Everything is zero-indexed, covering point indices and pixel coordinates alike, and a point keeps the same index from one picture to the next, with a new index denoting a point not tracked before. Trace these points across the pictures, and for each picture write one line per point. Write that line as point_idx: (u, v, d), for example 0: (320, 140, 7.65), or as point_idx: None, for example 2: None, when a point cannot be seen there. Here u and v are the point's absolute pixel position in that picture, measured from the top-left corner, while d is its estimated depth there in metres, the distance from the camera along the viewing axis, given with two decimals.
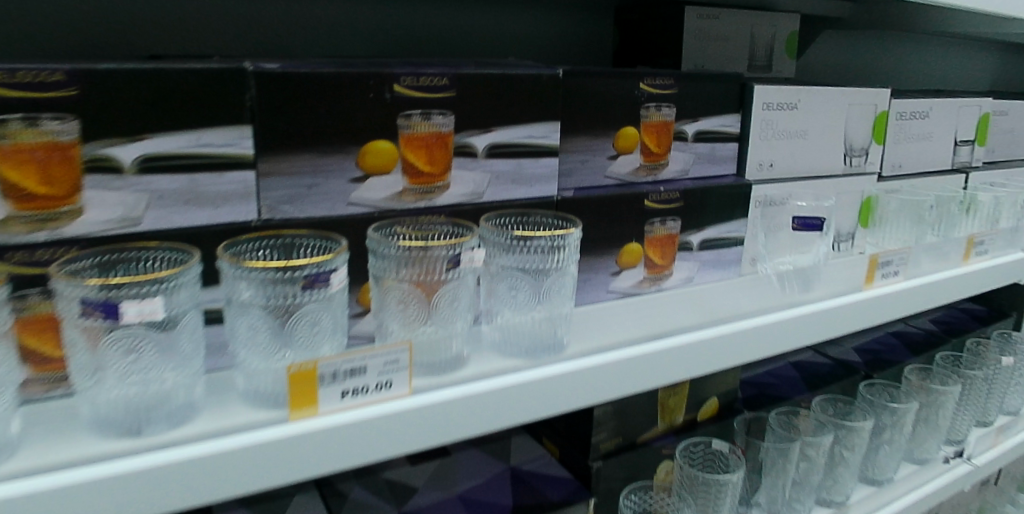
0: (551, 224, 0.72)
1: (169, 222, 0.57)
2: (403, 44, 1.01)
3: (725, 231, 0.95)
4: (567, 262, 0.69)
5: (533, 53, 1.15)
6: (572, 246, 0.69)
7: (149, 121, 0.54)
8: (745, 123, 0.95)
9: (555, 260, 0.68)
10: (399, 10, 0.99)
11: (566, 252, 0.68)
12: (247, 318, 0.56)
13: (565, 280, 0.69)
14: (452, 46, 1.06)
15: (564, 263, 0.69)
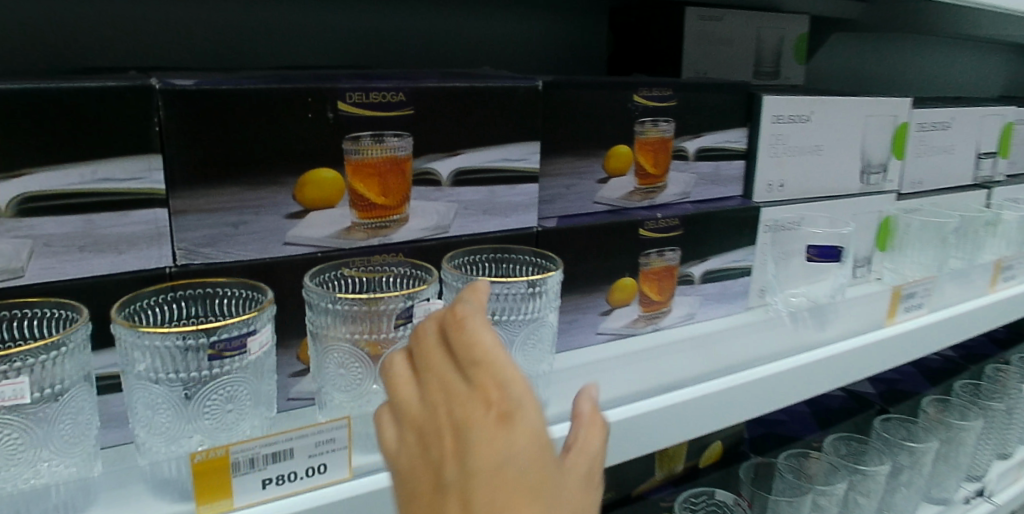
0: (528, 264, 0.63)
1: (61, 273, 0.46)
2: (367, 48, 0.90)
3: (730, 260, 0.85)
4: (545, 309, 0.60)
5: (519, 61, 1.05)
6: (551, 292, 0.59)
7: (27, 153, 0.43)
8: (752, 139, 0.85)
9: (531, 307, 0.59)
10: (363, 10, 0.88)
11: (543, 299, 0.59)
12: (144, 394, 0.44)
13: (543, 330, 0.60)
14: (424, 51, 0.95)
15: (541, 310, 0.59)
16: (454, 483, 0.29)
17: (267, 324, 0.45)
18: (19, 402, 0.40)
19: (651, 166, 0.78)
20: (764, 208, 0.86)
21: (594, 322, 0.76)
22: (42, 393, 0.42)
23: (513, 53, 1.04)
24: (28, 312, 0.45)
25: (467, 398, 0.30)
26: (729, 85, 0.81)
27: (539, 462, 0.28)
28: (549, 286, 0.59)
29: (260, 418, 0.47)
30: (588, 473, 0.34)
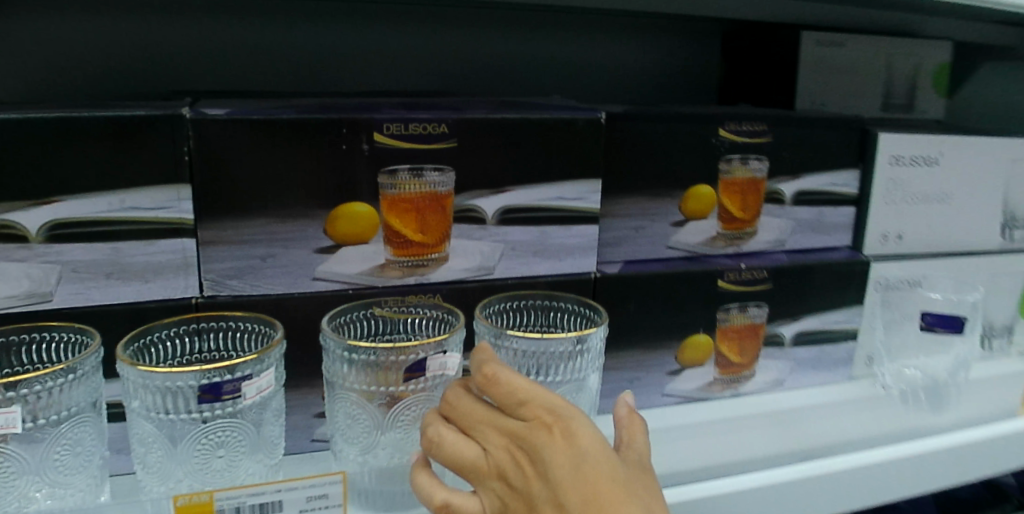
0: (574, 313, 0.57)
1: (87, 298, 0.46)
2: (446, 75, 0.89)
3: (829, 321, 0.73)
4: (587, 367, 0.54)
5: (611, 88, 0.99)
6: (596, 347, 0.54)
7: (58, 181, 0.43)
8: (865, 182, 0.73)
9: (574, 366, 0.53)
10: (444, 35, 0.87)
11: (587, 356, 0.53)
12: (137, 431, 0.42)
13: (585, 390, 0.54)
14: (506, 79, 0.92)
15: (584, 368, 0.54)
16: (547, 491, 0.40)
17: (265, 368, 0.42)
18: (8, 433, 0.38)
19: (737, 210, 0.69)
20: (878, 263, 0.73)
21: (660, 382, 0.68)
22: (39, 423, 0.40)
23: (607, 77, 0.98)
24: (48, 335, 0.44)
25: (528, 430, 0.42)
26: (837, 120, 0.71)
27: (597, 447, 0.41)
28: (594, 342, 0.53)
29: (256, 467, 0.44)
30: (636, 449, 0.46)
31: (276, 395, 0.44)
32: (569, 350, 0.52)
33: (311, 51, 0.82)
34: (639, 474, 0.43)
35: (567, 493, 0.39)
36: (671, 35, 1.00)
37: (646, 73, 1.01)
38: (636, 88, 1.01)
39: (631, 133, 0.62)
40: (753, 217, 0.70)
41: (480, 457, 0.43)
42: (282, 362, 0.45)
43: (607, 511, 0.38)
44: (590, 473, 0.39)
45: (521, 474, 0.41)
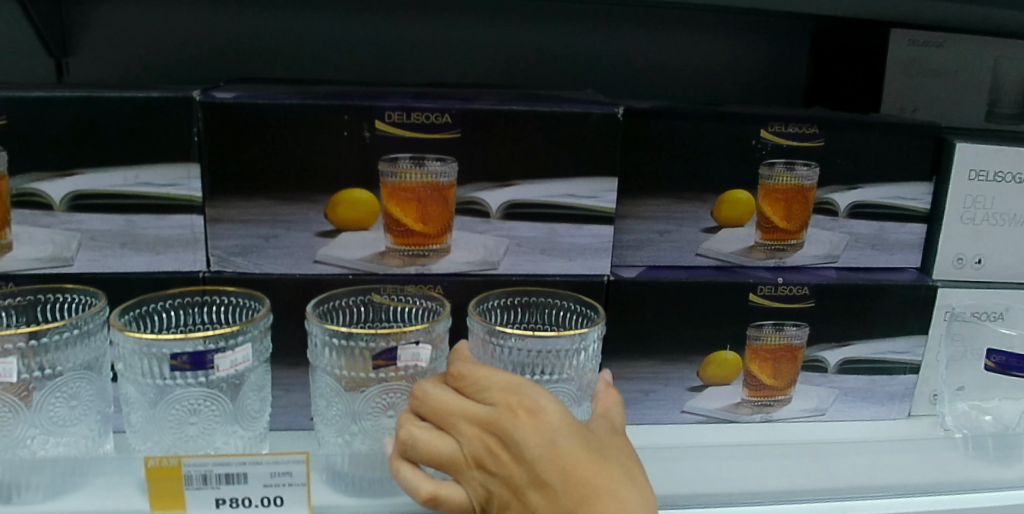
0: (573, 311, 0.54)
1: (103, 265, 0.51)
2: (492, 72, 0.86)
3: (882, 351, 0.66)
4: (587, 367, 0.50)
5: (682, 87, 0.90)
6: (595, 347, 0.50)
7: (79, 156, 0.48)
8: (938, 197, 0.65)
9: (573, 366, 0.50)
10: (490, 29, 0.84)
11: (587, 356, 0.50)
12: (126, 390, 0.46)
13: (586, 394, 0.51)
14: (556, 76, 0.87)
15: (583, 369, 0.50)
16: (526, 473, 0.38)
17: (241, 343, 0.44)
18: (7, 381, 0.44)
19: (780, 219, 0.63)
20: (945, 288, 0.65)
21: (679, 398, 0.64)
22: (41, 373, 0.45)
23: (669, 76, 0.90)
24: (59, 297, 0.49)
25: (497, 415, 0.40)
26: (905, 125, 0.63)
27: (569, 423, 0.39)
28: (592, 340, 0.50)
29: (231, 430, 0.47)
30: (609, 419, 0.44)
31: (255, 368, 0.47)
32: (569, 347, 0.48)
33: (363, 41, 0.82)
34: (615, 438, 0.42)
35: (546, 469, 0.37)
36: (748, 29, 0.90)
37: (725, 68, 0.91)
38: (712, 86, 0.91)
39: (656, 131, 0.58)
40: (800, 228, 0.64)
41: (456, 450, 0.41)
42: (266, 335, 0.48)
43: (586, 481, 0.37)
44: (564, 445, 0.38)
45: (497, 461, 0.39)
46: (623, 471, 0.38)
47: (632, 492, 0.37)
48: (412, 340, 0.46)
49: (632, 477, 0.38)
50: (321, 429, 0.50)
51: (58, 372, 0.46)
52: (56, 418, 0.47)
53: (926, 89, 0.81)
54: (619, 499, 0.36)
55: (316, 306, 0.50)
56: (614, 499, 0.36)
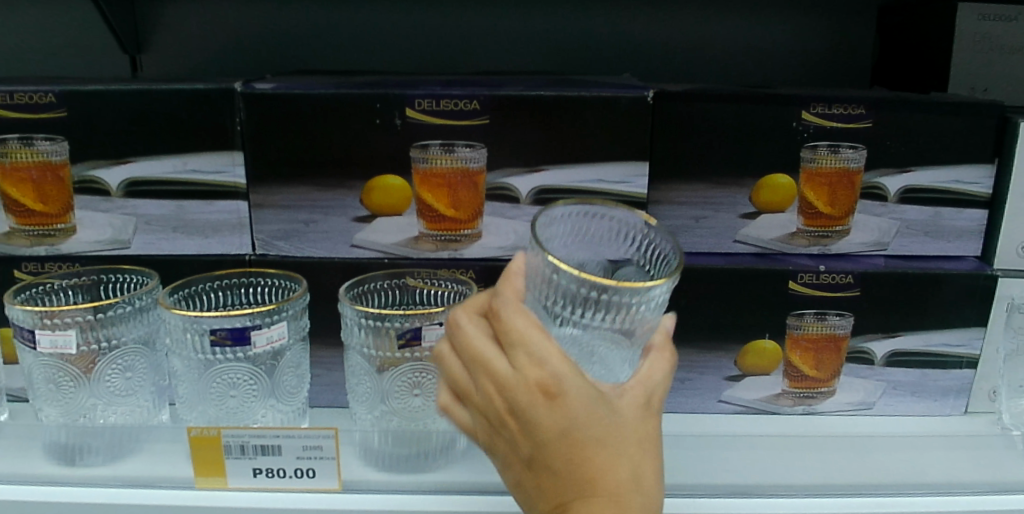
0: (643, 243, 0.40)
1: (157, 248, 0.55)
2: (532, 60, 0.84)
3: (937, 343, 0.62)
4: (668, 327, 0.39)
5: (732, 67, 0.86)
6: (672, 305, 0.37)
7: (134, 145, 0.52)
8: (1000, 182, 0.62)
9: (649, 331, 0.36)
10: (529, 17, 0.83)
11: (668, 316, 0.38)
12: (174, 362, 0.50)
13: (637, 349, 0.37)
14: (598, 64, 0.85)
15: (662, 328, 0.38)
16: (532, 449, 0.33)
17: (276, 322, 0.47)
18: (66, 352, 0.49)
19: (824, 204, 0.60)
20: (1007, 278, 0.60)
21: (715, 387, 0.63)
22: (99, 346, 0.50)
23: (717, 61, 0.85)
24: (118, 277, 0.54)
25: (515, 384, 0.33)
26: (963, 104, 0.59)
27: (593, 416, 0.32)
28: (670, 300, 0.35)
29: (270, 403, 0.50)
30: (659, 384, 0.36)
31: (291, 345, 0.50)
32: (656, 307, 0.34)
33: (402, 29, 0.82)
34: (650, 420, 0.35)
35: (552, 457, 0.33)
36: (804, 9, 0.84)
37: (780, 48, 0.86)
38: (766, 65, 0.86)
39: (691, 115, 0.57)
40: (846, 214, 0.61)
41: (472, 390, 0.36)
42: (302, 314, 0.51)
43: (586, 488, 0.32)
44: (577, 437, 0.32)
45: (506, 425, 0.34)
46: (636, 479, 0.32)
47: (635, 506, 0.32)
48: (437, 321, 0.48)
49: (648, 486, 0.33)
50: (355, 407, 0.53)
51: (116, 344, 0.51)
52: (112, 390, 0.51)
53: (1001, 69, 0.73)
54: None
55: (350, 287, 0.52)
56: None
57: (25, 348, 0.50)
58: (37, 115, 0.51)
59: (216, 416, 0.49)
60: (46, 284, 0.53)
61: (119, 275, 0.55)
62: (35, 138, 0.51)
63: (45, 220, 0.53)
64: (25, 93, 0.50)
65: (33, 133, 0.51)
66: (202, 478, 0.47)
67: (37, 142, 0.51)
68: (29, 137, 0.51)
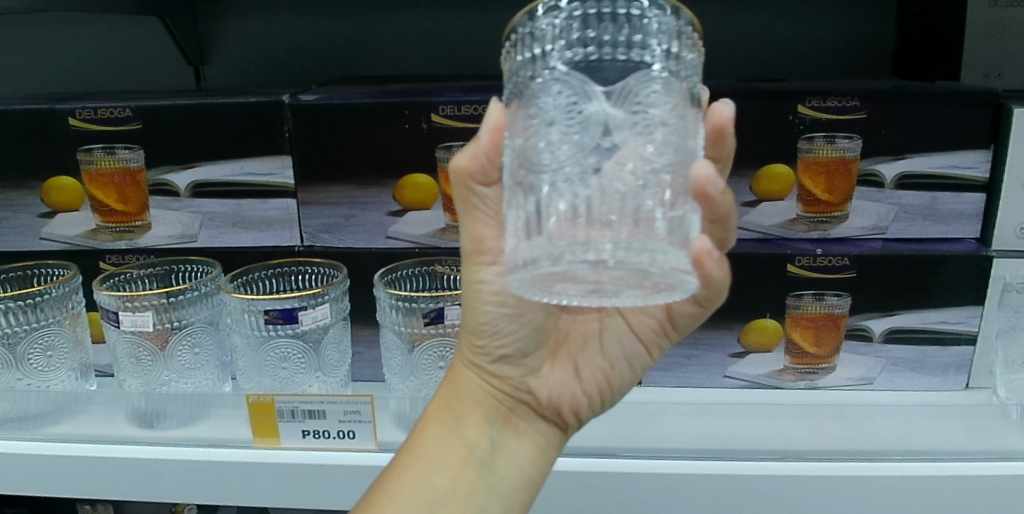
0: None
1: (219, 241, 0.63)
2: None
3: (934, 320, 0.66)
4: (652, 111, 0.30)
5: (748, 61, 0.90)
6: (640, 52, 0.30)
7: (199, 152, 0.60)
8: (997, 167, 0.64)
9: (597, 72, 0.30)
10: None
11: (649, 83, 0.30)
12: (234, 338, 0.58)
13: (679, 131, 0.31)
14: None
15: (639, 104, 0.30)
16: None
17: (320, 304, 0.55)
18: (144, 330, 0.57)
19: (823, 191, 0.64)
20: (1002, 259, 0.63)
21: (721, 363, 0.67)
22: (172, 325, 0.58)
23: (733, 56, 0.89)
24: (185, 267, 0.63)
25: None
26: (956, 94, 0.62)
27: None
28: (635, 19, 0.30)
29: (316, 375, 0.57)
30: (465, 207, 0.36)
31: (334, 323, 0.58)
32: (608, 20, 0.29)
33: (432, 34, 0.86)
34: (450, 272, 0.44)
35: None
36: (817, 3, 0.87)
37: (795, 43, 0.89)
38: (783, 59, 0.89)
39: None
40: (843, 200, 0.65)
41: None
42: (344, 297, 0.58)
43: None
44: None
45: None
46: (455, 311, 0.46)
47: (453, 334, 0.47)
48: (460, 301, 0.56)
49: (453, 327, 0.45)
50: (389, 379, 0.60)
51: (185, 324, 0.59)
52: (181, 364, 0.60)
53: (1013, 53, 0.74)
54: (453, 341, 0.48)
55: (384, 275, 0.60)
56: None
57: (110, 327, 0.58)
58: (117, 128, 0.59)
59: (271, 385, 0.57)
60: (126, 273, 0.61)
61: (185, 265, 0.63)
62: (116, 147, 0.59)
63: (126, 218, 0.61)
64: (107, 109, 0.58)
65: (114, 143, 0.59)
66: (259, 439, 0.55)
67: (118, 151, 0.59)
68: (112, 147, 0.59)
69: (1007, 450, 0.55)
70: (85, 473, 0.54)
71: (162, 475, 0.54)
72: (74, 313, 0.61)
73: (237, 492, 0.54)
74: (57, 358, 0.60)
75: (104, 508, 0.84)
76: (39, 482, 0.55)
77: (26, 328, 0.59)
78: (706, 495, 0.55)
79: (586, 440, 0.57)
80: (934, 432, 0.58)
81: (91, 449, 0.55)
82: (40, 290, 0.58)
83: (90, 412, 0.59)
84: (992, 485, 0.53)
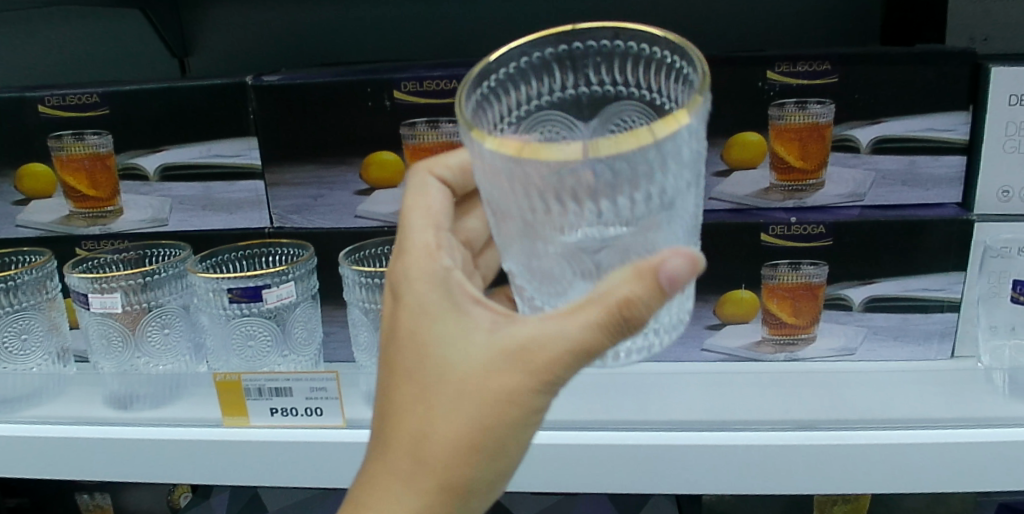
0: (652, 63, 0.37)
1: (191, 225, 0.63)
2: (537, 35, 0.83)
3: (915, 288, 0.64)
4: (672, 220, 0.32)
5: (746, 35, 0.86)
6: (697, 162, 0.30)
7: (166, 136, 0.60)
8: (977, 127, 0.62)
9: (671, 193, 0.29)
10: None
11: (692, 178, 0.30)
12: (203, 319, 0.59)
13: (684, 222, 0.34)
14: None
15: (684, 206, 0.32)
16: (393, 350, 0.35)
17: (285, 281, 0.56)
18: (113, 311, 0.59)
19: (796, 158, 0.63)
20: (983, 223, 0.62)
21: (698, 336, 0.67)
22: (144, 306, 0.60)
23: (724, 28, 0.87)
24: (155, 251, 0.64)
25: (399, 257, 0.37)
26: (934, 53, 0.60)
27: (454, 347, 0.33)
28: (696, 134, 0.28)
29: (285, 353, 0.58)
30: (591, 350, 0.30)
31: (301, 302, 0.58)
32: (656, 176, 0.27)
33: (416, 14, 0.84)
34: (497, 397, 0.32)
35: (400, 368, 0.34)
36: None
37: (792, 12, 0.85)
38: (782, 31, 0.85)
39: None
40: (819, 167, 0.63)
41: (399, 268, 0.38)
42: (311, 275, 0.58)
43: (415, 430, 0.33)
44: (418, 362, 0.34)
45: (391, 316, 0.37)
46: (465, 438, 0.33)
47: (444, 467, 0.33)
48: None
49: (476, 459, 0.33)
50: (360, 357, 0.60)
51: (157, 305, 0.61)
52: (151, 347, 0.62)
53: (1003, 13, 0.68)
54: (420, 470, 0.33)
55: (351, 254, 0.60)
56: (410, 464, 0.33)
57: (81, 310, 0.60)
58: (85, 114, 0.60)
59: (240, 364, 0.57)
60: (98, 258, 0.64)
61: (157, 249, 0.65)
62: (85, 133, 0.60)
63: (98, 204, 0.62)
64: (74, 95, 0.59)
65: (83, 129, 0.60)
66: (229, 417, 0.55)
67: (87, 137, 0.60)
68: (81, 133, 0.60)
69: (994, 417, 0.53)
70: (51, 454, 0.54)
71: (125, 456, 0.54)
72: (50, 298, 0.63)
73: (199, 474, 0.54)
74: (33, 341, 0.62)
75: (104, 499, 0.84)
76: (10, 460, 0.55)
77: (3, 312, 0.61)
78: (678, 473, 0.52)
79: (555, 415, 0.56)
80: (917, 406, 0.56)
81: (64, 429, 0.55)
82: (13, 274, 0.59)
83: (64, 395, 0.60)
84: (981, 453, 0.50)
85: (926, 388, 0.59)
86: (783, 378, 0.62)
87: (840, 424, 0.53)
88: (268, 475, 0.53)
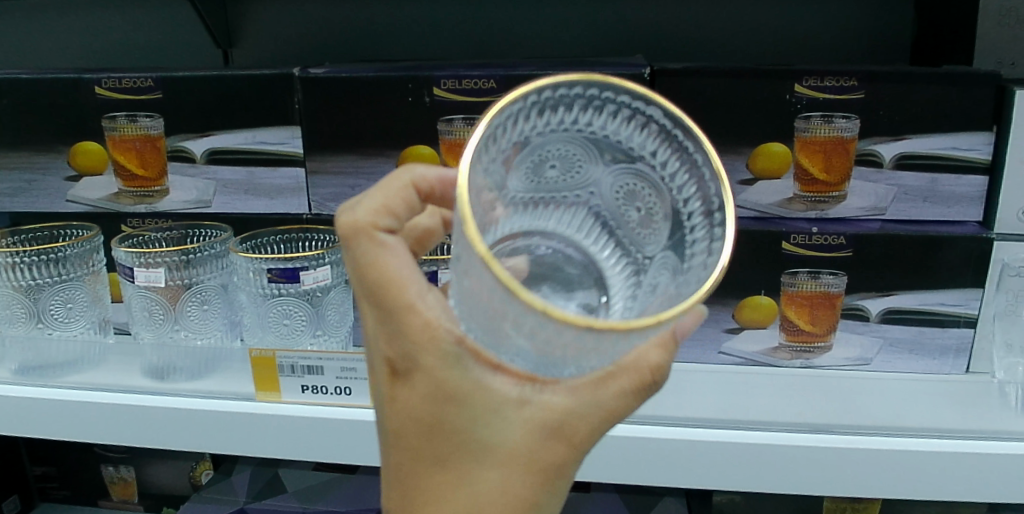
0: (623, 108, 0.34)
1: (233, 207, 0.66)
2: (574, 45, 0.85)
3: (934, 302, 0.66)
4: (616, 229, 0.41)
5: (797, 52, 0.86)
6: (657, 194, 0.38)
7: (215, 122, 0.63)
8: (1000, 148, 0.63)
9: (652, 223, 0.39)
10: (564, 5, 0.85)
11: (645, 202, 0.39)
12: (242, 295, 0.62)
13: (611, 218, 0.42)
14: (636, 47, 0.85)
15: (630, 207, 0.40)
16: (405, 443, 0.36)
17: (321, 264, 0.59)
18: (156, 285, 0.62)
19: (820, 171, 0.65)
20: (1003, 242, 0.63)
21: (717, 338, 0.69)
22: (184, 282, 0.63)
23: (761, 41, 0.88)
24: (197, 231, 0.68)
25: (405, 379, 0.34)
26: (960, 74, 0.61)
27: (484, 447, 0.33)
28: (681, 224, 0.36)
29: (317, 333, 0.60)
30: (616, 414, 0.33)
31: (335, 285, 0.61)
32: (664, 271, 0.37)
33: (458, 16, 0.86)
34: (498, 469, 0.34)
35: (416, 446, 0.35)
36: None
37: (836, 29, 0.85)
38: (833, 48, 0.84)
39: (688, 89, 0.63)
40: (842, 180, 0.65)
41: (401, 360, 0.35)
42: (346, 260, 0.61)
43: (421, 489, 0.35)
44: (453, 458, 0.34)
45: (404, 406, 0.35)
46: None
47: None
48: None
49: None
50: None
51: (196, 282, 0.64)
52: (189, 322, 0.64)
53: None
54: None
55: None
56: None
57: (126, 283, 0.63)
58: (140, 98, 0.63)
59: (274, 342, 0.60)
60: (144, 235, 0.67)
61: (199, 230, 0.68)
62: (138, 115, 0.63)
63: (145, 183, 0.65)
64: (130, 79, 0.62)
65: (137, 112, 0.63)
66: (261, 392, 0.57)
67: (139, 119, 0.63)
68: (134, 115, 0.63)
69: (1004, 431, 0.54)
70: (85, 419, 0.56)
71: (155, 424, 0.56)
72: (94, 271, 0.65)
73: (228, 445, 0.56)
74: (78, 311, 0.65)
75: (128, 472, 0.88)
76: (45, 424, 0.57)
77: (50, 281, 0.64)
78: (692, 468, 0.54)
79: None
80: (931, 416, 0.57)
81: (101, 395, 0.57)
82: (60, 246, 0.62)
83: (101, 365, 0.63)
84: (989, 463, 0.51)
85: (936, 399, 0.61)
86: (799, 383, 0.64)
87: (853, 430, 0.55)
88: (294, 450, 0.55)
